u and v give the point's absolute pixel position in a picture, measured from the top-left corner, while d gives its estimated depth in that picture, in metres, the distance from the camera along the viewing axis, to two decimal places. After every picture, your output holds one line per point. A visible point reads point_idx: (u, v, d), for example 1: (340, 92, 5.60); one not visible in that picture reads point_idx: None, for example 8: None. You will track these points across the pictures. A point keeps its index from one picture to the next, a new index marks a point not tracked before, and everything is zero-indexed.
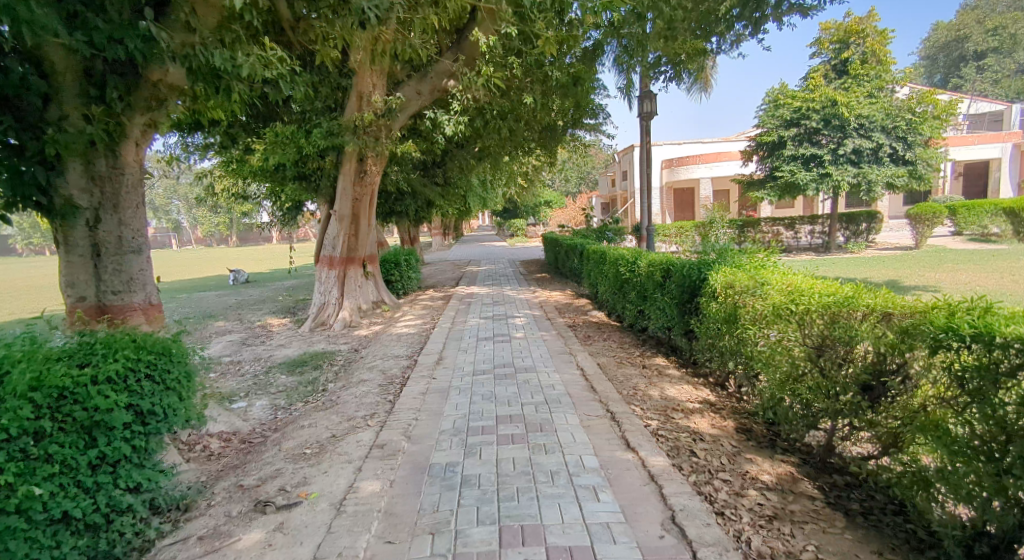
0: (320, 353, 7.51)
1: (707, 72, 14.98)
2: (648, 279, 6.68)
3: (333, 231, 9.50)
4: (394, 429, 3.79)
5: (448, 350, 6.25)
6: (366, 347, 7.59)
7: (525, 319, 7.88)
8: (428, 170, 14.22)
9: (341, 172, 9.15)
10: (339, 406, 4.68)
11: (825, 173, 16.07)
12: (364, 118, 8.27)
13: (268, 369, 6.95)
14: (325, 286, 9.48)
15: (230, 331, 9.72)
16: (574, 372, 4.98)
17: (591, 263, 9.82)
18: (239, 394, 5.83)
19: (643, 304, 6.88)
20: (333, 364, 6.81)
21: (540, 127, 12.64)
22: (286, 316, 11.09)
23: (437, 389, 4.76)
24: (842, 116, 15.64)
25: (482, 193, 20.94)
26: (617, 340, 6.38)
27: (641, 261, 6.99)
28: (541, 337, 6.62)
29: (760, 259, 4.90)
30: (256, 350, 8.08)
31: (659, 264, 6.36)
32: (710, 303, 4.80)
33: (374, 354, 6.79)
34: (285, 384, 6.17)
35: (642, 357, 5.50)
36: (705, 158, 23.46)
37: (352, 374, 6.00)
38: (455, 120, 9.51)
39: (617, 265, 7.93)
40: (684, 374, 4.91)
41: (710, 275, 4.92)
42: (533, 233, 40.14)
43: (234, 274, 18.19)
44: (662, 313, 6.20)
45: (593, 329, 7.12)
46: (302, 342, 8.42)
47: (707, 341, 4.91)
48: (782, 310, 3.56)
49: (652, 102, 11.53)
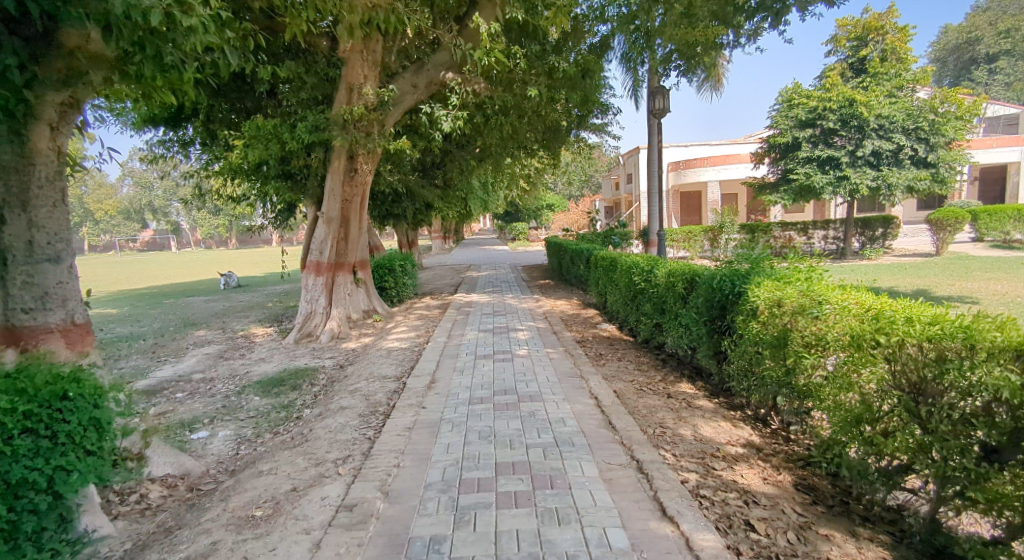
0: (302, 370, 6.77)
1: (720, 69, 14.38)
2: (666, 290, 5.98)
3: (320, 235, 8.80)
4: (369, 484, 3.05)
5: (441, 371, 5.51)
6: (352, 363, 6.85)
7: (529, 333, 7.16)
8: (427, 171, 13.53)
9: (330, 170, 8.49)
10: (309, 443, 3.93)
11: (842, 175, 15.39)
12: (353, 112, 7.72)
13: (242, 389, 6.20)
14: (310, 294, 8.75)
15: (209, 342, 8.98)
16: (586, 403, 4.24)
17: (600, 271, 9.12)
18: (200, 422, 5.09)
19: (661, 319, 6.17)
20: (314, 385, 6.07)
21: (544, 126, 11.96)
22: (272, 325, 10.36)
23: (426, 423, 4.02)
24: (861, 116, 14.97)
25: (482, 195, 20.26)
26: (633, 359, 5.64)
27: (658, 270, 6.29)
28: (547, 356, 5.89)
29: (805, 269, 4.19)
30: (233, 365, 7.36)
31: (679, 274, 5.66)
32: (748, 323, 4.09)
33: (359, 373, 6.06)
34: (256, 408, 5.43)
35: (665, 383, 4.77)
36: (713, 160, 22.78)
37: (332, 397, 5.25)
38: (454, 115, 8.88)
39: (630, 274, 7.25)
40: (715, 405, 4.18)
41: (747, 290, 4.21)
42: (535, 237, 39.50)
43: (224, 279, 17.53)
44: (683, 330, 5.49)
45: (605, 346, 6.38)
46: (284, 356, 7.69)
47: (743, 367, 4.20)
48: (862, 340, 2.83)
49: (663, 99, 10.81)
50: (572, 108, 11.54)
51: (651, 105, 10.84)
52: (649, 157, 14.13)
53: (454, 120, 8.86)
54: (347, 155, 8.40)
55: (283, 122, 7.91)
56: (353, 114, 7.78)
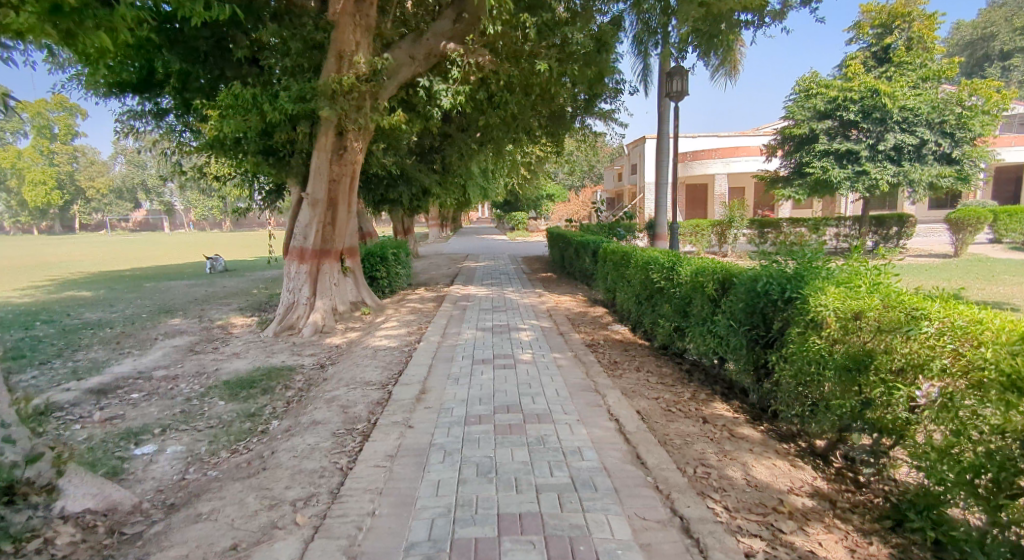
0: (276, 369, 6.01)
1: (737, 55, 13.67)
2: (691, 290, 5.29)
3: (304, 218, 8.03)
4: (332, 545, 2.32)
5: (433, 378, 4.79)
6: (334, 364, 6.10)
7: (532, 334, 6.43)
8: (424, 154, 12.76)
9: (316, 147, 7.73)
10: (269, 471, 3.18)
11: (862, 170, 14.68)
12: (344, 82, 6.93)
13: (206, 390, 5.44)
14: (293, 283, 8.02)
15: (181, 333, 8.21)
16: (606, 428, 3.55)
17: (609, 265, 8.41)
18: (148, 433, 4.32)
19: (686, 322, 5.46)
20: (287, 389, 5.31)
21: (550, 108, 11.17)
22: (253, 315, 9.61)
23: (412, 450, 3.29)
24: (884, 108, 14.20)
25: (482, 182, 19.47)
26: (654, 369, 4.94)
27: (682, 268, 5.58)
28: (554, 363, 5.17)
29: (875, 270, 3.47)
30: (202, 361, 6.61)
31: (710, 273, 4.96)
32: (808, 335, 3.37)
33: (339, 377, 5.31)
34: (218, 416, 4.67)
35: (695, 402, 4.07)
36: (722, 152, 22.01)
37: (305, 408, 4.50)
38: (455, 91, 8.16)
39: (647, 270, 6.55)
40: (762, 434, 3.47)
41: (806, 296, 3.49)
42: (534, 227, 38.73)
43: (210, 262, 16.74)
44: (712, 338, 4.80)
45: (618, 351, 5.67)
46: (260, 352, 6.92)
47: (795, 388, 3.50)
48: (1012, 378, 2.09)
49: (682, 80, 9.88)
50: (579, 89, 10.78)
51: (667, 86, 9.98)
52: (659, 147, 13.40)
53: (456, 96, 8.13)
54: (336, 131, 7.66)
55: (264, 92, 7.12)
56: (342, 84, 6.98)
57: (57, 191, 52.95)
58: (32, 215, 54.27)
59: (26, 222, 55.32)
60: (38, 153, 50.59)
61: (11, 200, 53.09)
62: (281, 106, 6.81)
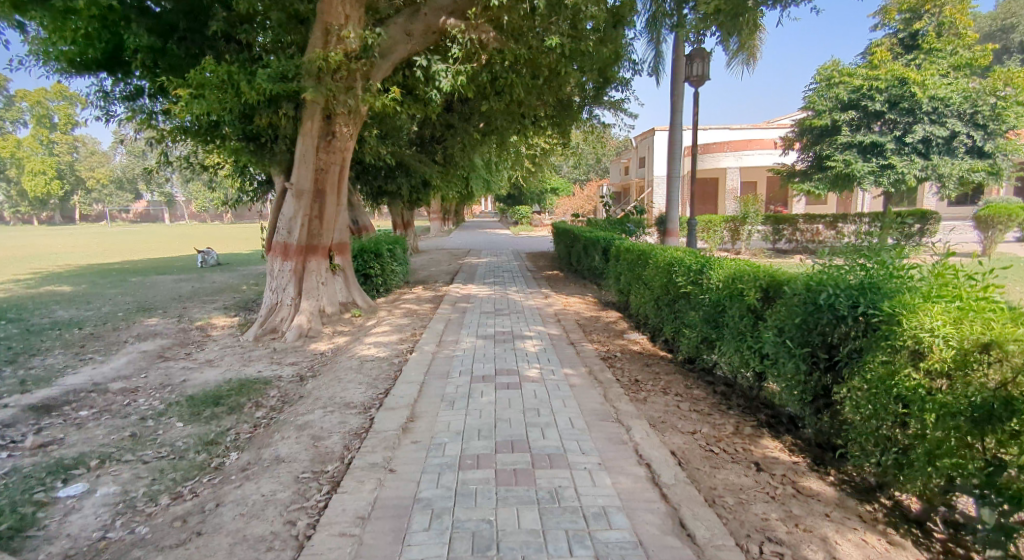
0: (249, 382, 5.30)
1: (755, 41, 12.93)
2: (725, 298, 4.57)
3: (288, 210, 7.30)
4: None
5: (424, 401, 4.07)
6: (316, 376, 5.39)
7: (539, 343, 5.72)
8: (424, 145, 12.08)
9: (301, 132, 7.00)
10: (204, 539, 2.46)
11: (887, 164, 13.90)
12: (331, 58, 6.20)
13: (166, 407, 4.74)
14: (277, 282, 7.33)
15: (155, 336, 7.50)
16: (636, 478, 2.83)
17: (623, 264, 7.69)
18: (82, 466, 3.60)
19: (718, 335, 4.73)
20: (257, 408, 4.61)
21: (558, 96, 10.41)
22: (237, 315, 8.90)
23: (391, 509, 2.58)
24: (913, 97, 13.34)
25: (484, 175, 18.70)
26: (684, 391, 4.22)
27: (712, 273, 4.86)
28: (566, 382, 4.46)
29: (978, 282, 2.74)
30: (170, 369, 5.91)
31: (750, 280, 4.23)
32: (900, 366, 2.63)
33: (318, 395, 4.60)
34: (170, 445, 3.97)
35: (741, 438, 3.34)
36: (734, 145, 21.17)
37: (272, 437, 3.78)
38: (455, 71, 7.40)
39: (670, 273, 5.82)
40: (835, 489, 2.73)
41: (893, 316, 2.74)
42: (537, 222, 37.94)
43: (201, 256, 16.09)
44: (755, 356, 4.06)
45: (638, 367, 4.94)
46: (236, 360, 6.21)
47: (875, 430, 2.76)
48: None
49: (703, 63, 9.02)
50: (590, 74, 10.05)
51: (686, 70, 9.13)
52: (671, 139, 12.63)
53: (456, 78, 7.37)
54: (324, 115, 6.93)
55: (242, 69, 6.39)
56: (329, 61, 6.25)
57: (58, 181, 52.51)
58: (33, 206, 53.75)
59: (25, 213, 54.86)
60: (38, 144, 51.73)
61: (10, 189, 52.54)
62: (259, 85, 6.07)
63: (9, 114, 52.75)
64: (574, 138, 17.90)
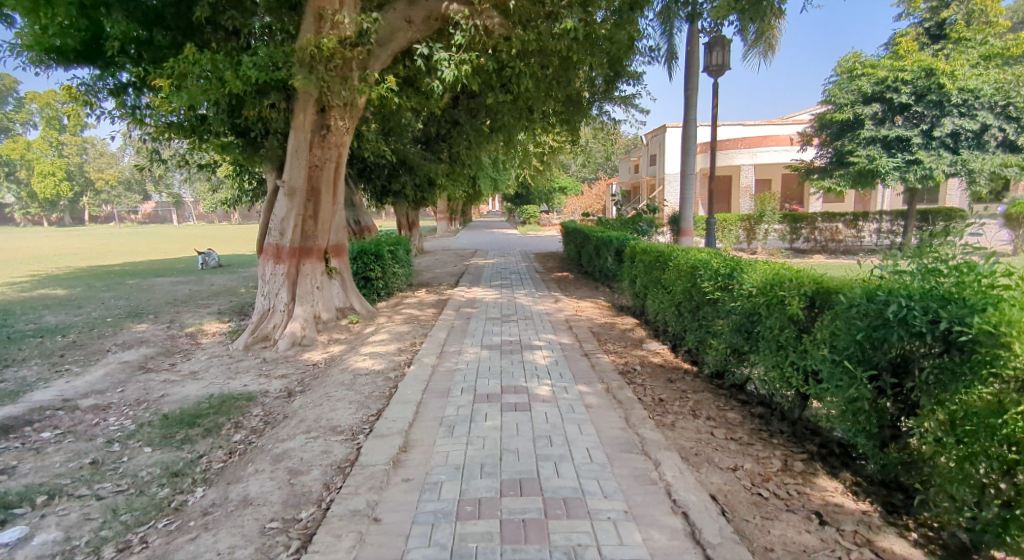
0: (232, 398, 4.84)
1: (773, 32, 12.36)
2: (761, 307, 4.02)
3: (281, 209, 6.85)
4: None
5: (420, 426, 3.57)
6: (305, 392, 4.93)
7: (550, 354, 5.20)
8: (430, 143, 11.63)
9: (293, 126, 6.54)
10: None
11: (913, 159, 13.23)
12: (323, 45, 5.72)
13: (137, 428, 4.28)
14: (269, 286, 6.88)
15: (141, 344, 7.08)
16: (674, 536, 2.31)
17: (639, 266, 7.14)
18: (26, 504, 3.14)
19: (751, 347, 4.19)
20: (236, 430, 4.13)
21: (568, 90, 9.92)
22: (231, 321, 8.47)
23: None
24: (942, 89, 12.72)
25: (491, 173, 18.22)
26: (717, 414, 3.69)
27: (745, 278, 4.32)
28: (581, 402, 3.95)
29: None
30: (149, 383, 5.46)
31: (792, 286, 3.68)
32: (1014, 404, 2.07)
33: (303, 416, 4.11)
34: (132, 475, 3.50)
35: (792, 476, 2.80)
36: (749, 142, 20.55)
37: (244, 469, 3.30)
38: (458, 61, 6.92)
39: (694, 277, 5.27)
40: (924, 553, 2.19)
41: (996, 338, 2.19)
42: (545, 222, 37.47)
43: (202, 258, 15.74)
44: (800, 374, 3.51)
45: (661, 383, 4.40)
46: (222, 372, 5.75)
47: (970, 477, 2.21)
48: None
49: (723, 52, 8.45)
50: (602, 66, 9.55)
51: (705, 59, 8.56)
52: (685, 134, 12.05)
53: (459, 67, 6.88)
54: (317, 107, 6.47)
55: (227, 58, 5.93)
56: (322, 48, 5.77)
57: (67, 182, 52.67)
58: (43, 207, 53.96)
59: (35, 214, 55.02)
60: (47, 145, 51.90)
61: (21, 191, 52.83)
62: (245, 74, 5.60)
63: (20, 116, 53.08)
64: (584, 135, 17.37)
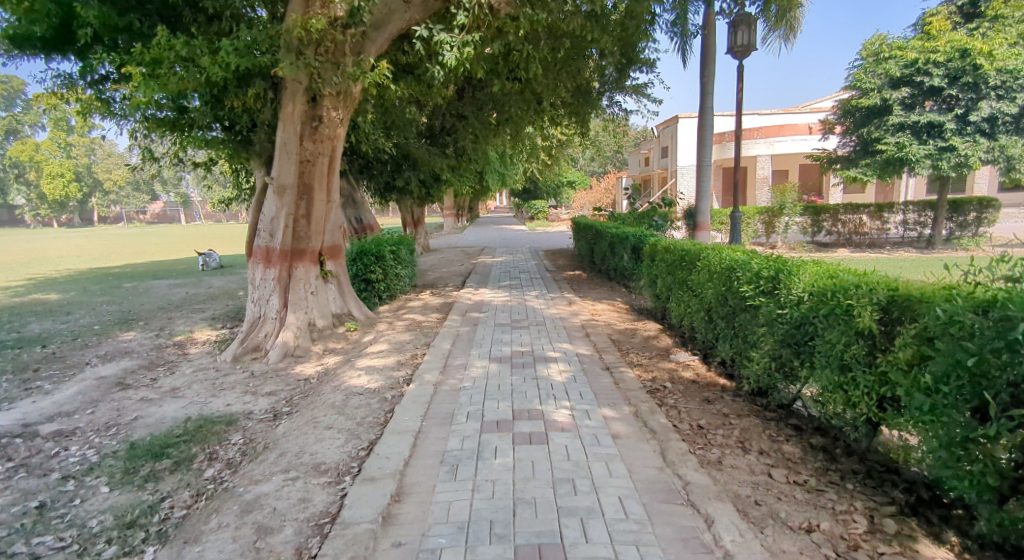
0: (211, 422, 4.30)
1: (796, 13, 11.66)
2: (817, 317, 3.41)
3: (270, 209, 6.30)
4: None
5: (416, 465, 3.00)
6: (292, 414, 4.38)
7: (565, 369, 4.61)
8: (434, 138, 11.06)
9: (281, 117, 5.97)
10: None
11: (947, 146, 12.45)
12: (311, 24, 5.13)
13: (99, 461, 3.75)
14: (259, 293, 6.36)
15: (124, 355, 6.56)
16: None
17: (661, 266, 6.51)
18: None
19: (803, 363, 3.58)
20: (209, 464, 3.58)
21: (579, 78, 9.32)
22: (223, 328, 7.95)
23: None
24: (978, 70, 11.96)
25: (499, 168, 17.61)
26: (771, 447, 3.08)
27: (795, 283, 3.70)
28: (607, 431, 3.36)
29: None
30: (124, 402, 4.94)
31: (861, 294, 3.07)
32: None
33: (284, 448, 3.55)
34: (80, 526, 2.94)
35: (887, 543, 2.20)
36: (766, 131, 19.76)
37: (206, 522, 2.74)
38: (460, 42, 6.34)
39: (729, 279, 4.66)
40: None
41: None
42: (554, 217, 36.82)
43: (202, 259, 15.29)
44: (873, 400, 2.89)
45: (696, 405, 3.81)
46: (204, 389, 5.21)
47: None
48: None
49: (749, 30, 7.80)
50: (616, 50, 8.93)
51: (728, 40, 7.90)
52: (701, 124, 11.37)
53: (462, 50, 6.30)
54: (307, 97, 5.92)
55: (206, 43, 5.38)
56: (310, 29, 5.20)
57: (76, 183, 52.74)
58: (53, 210, 53.97)
59: (45, 217, 55.08)
60: (55, 147, 51.83)
61: (31, 193, 53.00)
62: (223, 60, 5.04)
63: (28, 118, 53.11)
64: (594, 127, 16.71)
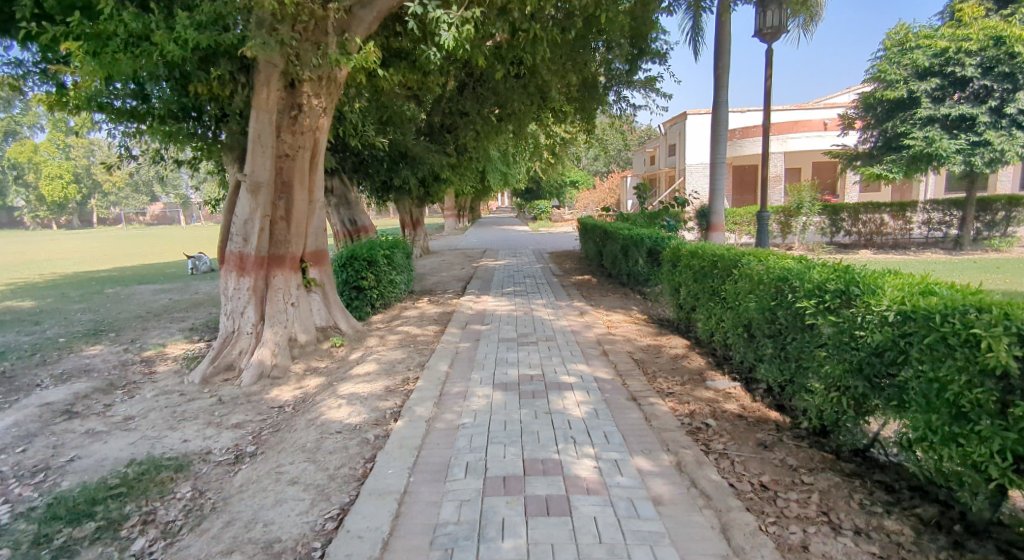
0: (159, 466, 3.56)
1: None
2: (913, 346, 2.65)
3: (243, 209, 5.56)
4: None
5: (397, 550, 2.25)
6: (258, 456, 3.63)
7: (585, 400, 3.84)
8: (432, 134, 10.31)
9: (254, 104, 5.22)
10: None
11: (981, 140, 11.66)
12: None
13: (9, 523, 2.99)
14: (233, 304, 5.63)
15: (82, 375, 5.81)
16: None
17: (686, 273, 5.74)
18: None
19: (888, 402, 2.80)
20: (141, 531, 2.82)
21: (586, 70, 8.61)
22: (199, 341, 7.20)
23: None
24: (1015, 59, 11.19)
25: (501, 167, 16.86)
26: (869, 525, 2.32)
27: (879, 299, 2.93)
28: (647, 495, 2.60)
29: None
30: (64, 437, 4.19)
31: (988, 319, 2.29)
32: None
33: (237, 512, 2.80)
34: None
35: None
36: (778, 128, 18.99)
37: None
38: (460, 20, 5.57)
39: (779, 292, 3.89)
40: None
41: None
42: (558, 217, 35.99)
43: (192, 262, 14.57)
44: (1009, 464, 2.10)
45: (751, 453, 3.06)
46: (162, 420, 4.46)
47: None
48: None
49: (778, 11, 7.05)
50: (631, 34, 8.19)
51: (756, 21, 7.15)
52: (716, 118, 10.60)
53: (462, 28, 5.54)
54: (283, 82, 5.18)
55: (164, 17, 4.62)
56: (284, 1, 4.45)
57: (73, 184, 52.00)
58: (51, 211, 53.48)
59: (43, 218, 54.33)
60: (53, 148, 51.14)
61: (29, 194, 52.35)
62: (180, 36, 4.28)
63: None
64: (600, 124, 15.97)
